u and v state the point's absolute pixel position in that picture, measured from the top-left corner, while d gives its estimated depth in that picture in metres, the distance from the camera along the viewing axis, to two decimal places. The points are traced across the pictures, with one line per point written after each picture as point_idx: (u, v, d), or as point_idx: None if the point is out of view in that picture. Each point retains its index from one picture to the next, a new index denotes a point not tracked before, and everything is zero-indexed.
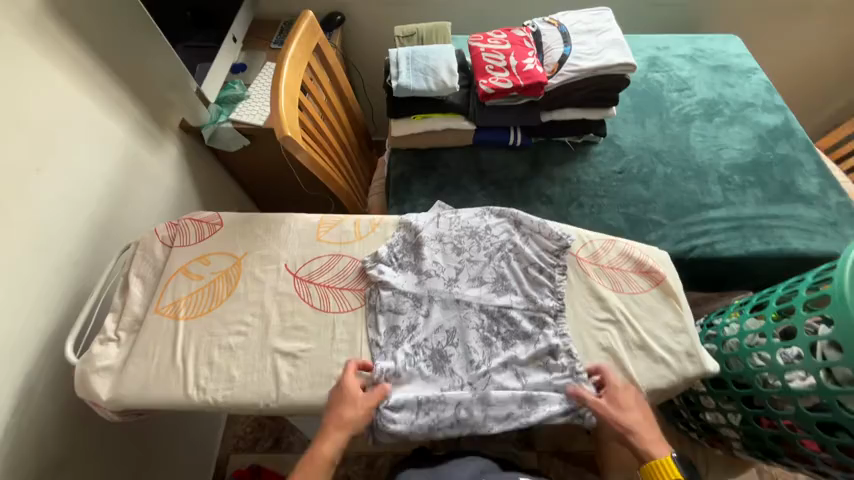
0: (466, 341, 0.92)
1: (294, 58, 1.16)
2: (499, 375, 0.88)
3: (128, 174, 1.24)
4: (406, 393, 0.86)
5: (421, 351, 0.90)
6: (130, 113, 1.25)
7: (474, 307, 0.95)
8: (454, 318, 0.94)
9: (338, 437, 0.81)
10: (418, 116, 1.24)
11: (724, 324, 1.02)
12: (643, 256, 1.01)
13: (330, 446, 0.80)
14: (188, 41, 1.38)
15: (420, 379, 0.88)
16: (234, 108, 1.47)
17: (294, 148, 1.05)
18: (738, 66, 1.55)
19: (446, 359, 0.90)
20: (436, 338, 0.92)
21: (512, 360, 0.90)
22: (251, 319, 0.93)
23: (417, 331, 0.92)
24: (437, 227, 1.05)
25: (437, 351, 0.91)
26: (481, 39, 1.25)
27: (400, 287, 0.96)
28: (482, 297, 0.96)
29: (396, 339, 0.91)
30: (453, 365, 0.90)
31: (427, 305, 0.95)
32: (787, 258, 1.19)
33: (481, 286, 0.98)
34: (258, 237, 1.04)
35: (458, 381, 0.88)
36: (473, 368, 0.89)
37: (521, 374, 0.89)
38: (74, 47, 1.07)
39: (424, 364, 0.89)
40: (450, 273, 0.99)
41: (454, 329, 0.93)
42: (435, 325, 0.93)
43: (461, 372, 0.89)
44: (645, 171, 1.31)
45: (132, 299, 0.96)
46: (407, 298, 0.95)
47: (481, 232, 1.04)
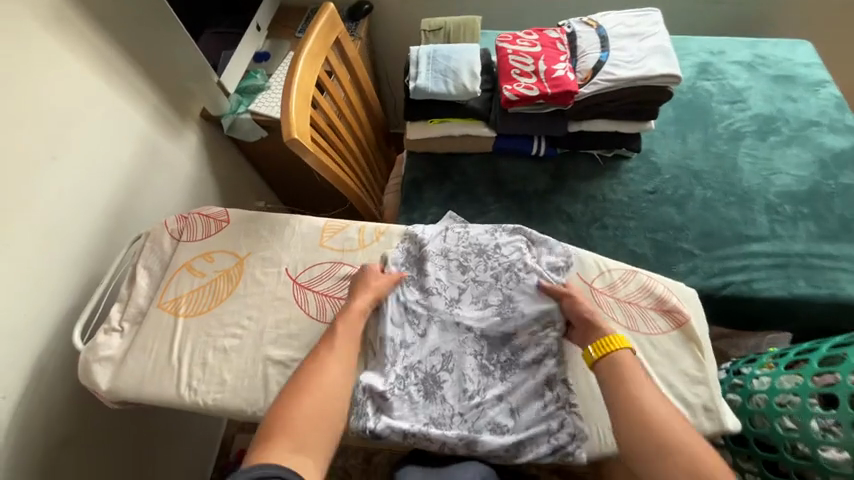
0: (462, 368, 0.88)
1: (310, 54, 1.12)
2: (492, 409, 0.85)
3: (145, 163, 1.26)
4: (394, 418, 0.84)
5: (414, 374, 0.87)
6: (150, 102, 1.26)
7: (474, 332, 0.91)
8: (452, 341, 0.90)
9: (363, 300, 0.89)
10: (435, 120, 1.18)
11: (752, 375, 0.92)
12: (667, 293, 0.91)
13: (358, 307, 0.89)
14: (216, 27, 1.36)
15: (408, 403, 0.85)
16: (254, 99, 1.46)
17: (301, 150, 1.02)
18: (805, 78, 1.37)
19: (439, 385, 0.87)
20: (431, 361, 0.89)
21: (507, 392, 0.86)
22: (246, 323, 0.92)
23: (410, 350, 0.89)
24: (443, 242, 0.99)
25: (430, 375, 0.88)
26: (509, 39, 1.16)
27: (404, 300, 0.93)
28: (484, 321, 0.91)
29: (390, 358, 0.88)
30: (445, 392, 0.87)
31: (424, 324, 0.91)
32: (836, 305, 1.06)
33: (485, 310, 0.92)
34: (262, 237, 1.03)
35: (449, 410, 0.85)
36: (466, 399, 0.86)
37: (515, 409, 0.85)
38: (94, 34, 1.09)
39: (415, 388, 0.86)
40: (453, 292, 0.94)
41: (450, 354, 0.89)
42: (432, 346, 0.90)
43: (453, 400, 0.86)
44: (680, 193, 1.20)
45: (137, 291, 0.98)
46: (406, 315, 0.92)
47: (490, 250, 0.97)
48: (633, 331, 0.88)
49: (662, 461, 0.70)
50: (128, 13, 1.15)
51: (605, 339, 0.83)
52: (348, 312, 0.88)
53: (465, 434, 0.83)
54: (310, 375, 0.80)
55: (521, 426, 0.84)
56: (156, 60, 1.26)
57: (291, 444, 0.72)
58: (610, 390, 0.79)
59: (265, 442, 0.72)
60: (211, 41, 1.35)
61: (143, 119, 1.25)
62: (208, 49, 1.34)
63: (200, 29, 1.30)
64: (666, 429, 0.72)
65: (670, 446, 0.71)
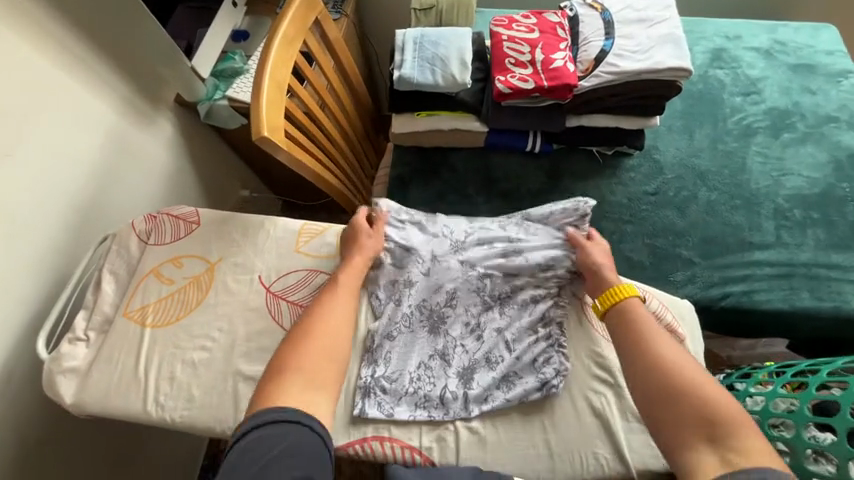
0: (466, 304, 0.88)
1: (286, 37, 1.02)
2: (490, 343, 0.85)
3: (114, 156, 1.18)
4: (397, 356, 0.84)
5: (417, 310, 0.87)
6: (115, 89, 1.16)
7: (479, 271, 0.90)
8: (456, 279, 0.89)
9: (360, 258, 0.87)
10: (423, 113, 1.09)
11: (746, 393, 0.88)
12: (663, 310, 0.85)
13: (358, 264, 0.87)
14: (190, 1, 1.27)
15: (412, 337, 0.85)
16: (232, 84, 1.35)
17: (274, 149, 0.94)
18: (827, 67, 1.26)
19: (444, 320, 0.86)
20: (436, 298, 0.88)
21: (506, 325, 0.86)
22: (217, 335, 0.88)
23: (414, 288, 0.88)
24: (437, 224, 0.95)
25: (435, 311, 0.87)
26: (505, 23, 1.05)
27: (401, 240, 0.91)
28: (488, 262, 0.90)
29: (397, 296, 0.88)
30: (449, 327, 0.86)
31: (427, 263, 0.90)
32: (839, 320, 1.01)
33: (489, 251, 0.91)
34: (234, 241, 0.97)
35: (452, 342, 0.85)
36: (469, 333, 0.86)
37: (512, 344, 0.84)
38: (49, 17, 0.98)
39: (419, 323, 0.86)
40: (459, 236, 0.93)
41: (455, 291, 0.88)
42: (436, 284, 0.89)
43: (455, 333, 0.86)
44: (683, 195, 1.12)
45: (103, 298, 0.93)
46: (411, 255, 0.90)
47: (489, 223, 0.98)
48: None
49: (671, 403, 0.66)
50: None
51: (613, 287, 0.81)
52: (350, 266, 0.86)
53: (465, 367, 0.83)
54: (310, 322, 0.76)
55: (517, 356, 0.83)
56: (123, 47, 1.15)
57: (297, 383, 0.68)
58: (620, 336, 0.76)
59: (263, 377, 0.69)
60: (185, 17, 1.28)
61: (111, 110, 1.16)
62: (180, 25, 1.27)
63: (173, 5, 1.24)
64: (677, 374, 0.68)
65: (684, 391, 0.66)
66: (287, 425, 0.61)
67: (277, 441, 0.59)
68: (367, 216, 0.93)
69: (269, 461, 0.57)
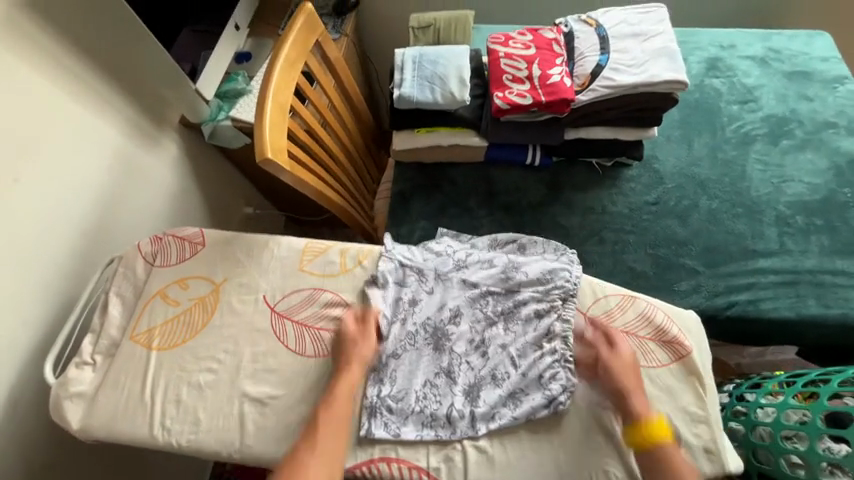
0: (470, 321, 0.88)
1: (287, 60, 1.04)
2: (496, 360, 0.84)
3: (119, 178, 1.19)
4: (403, 375, 0.84)
5: (421, 328, 0.87)
6: (121, 113, 1.19)
7: (481, 289, 0.90)
8: (459, 298, 0.89)
9: (356, 371, 0.82)
10: (423, 129, 1.11)
11: (757, 405, 0.87)
12: (667, 322, 0.86)
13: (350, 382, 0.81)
14: (195, 25, 1.29)
15: (416, 356, 0.85)
16: (235, 104, 1.38)
17: (276, 170, 0.96)
18: (822, 74, 1.27)
19: (448, 337, 0.86)
20: (440, 316, 0.88)
21: (509, 341, 0.85)
22: (222, 357, 0.88)
23: (418, 306, 0.89)
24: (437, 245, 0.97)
25: (439, 329, 0.87)
26: (501, 41, 1.07)
27: (407, 261, 0.93)
28: (490, 280, 0.90)
29: (403, 315, 0.89)
30: (453, 344, 0.86)
31: (432, 282, 0.91)
32: (847, 327, 1.00)
33: (490, 270, 0.91)
34: (239, 261, 0.98)
35: (457, 359, 0.85)
36: (473, 350, 0.86)
37: (517, 360, 0.84)
38: (57, 47, 1.01)
39: (423, 341, 0.86)
40: (460, 255, 0.94)
41: (458, 309, 0.89)
42: (439, 302, 0.90)
43: (460, 350, 0.85)
44: (684, 204, 1.12)
45: (110, 321, 0.93)
46: (414, 273, 0.92)
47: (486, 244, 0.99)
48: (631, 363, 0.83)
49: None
50: (85, 14, 1.04)
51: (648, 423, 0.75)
52: (343, 388, 0.80)
53: (470, 383, 0.83)
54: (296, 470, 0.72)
55: (522, 372, 0.83)
56: (126, 70, 1.17)
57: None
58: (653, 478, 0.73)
59: None
60: (190, 40, 1.29)
61: (116, 133, 1.18)
62: (184, 47, 1.28)
63: (178, 27, 1.25)
64: None
65: None
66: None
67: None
68: (356, 318, 0.87)
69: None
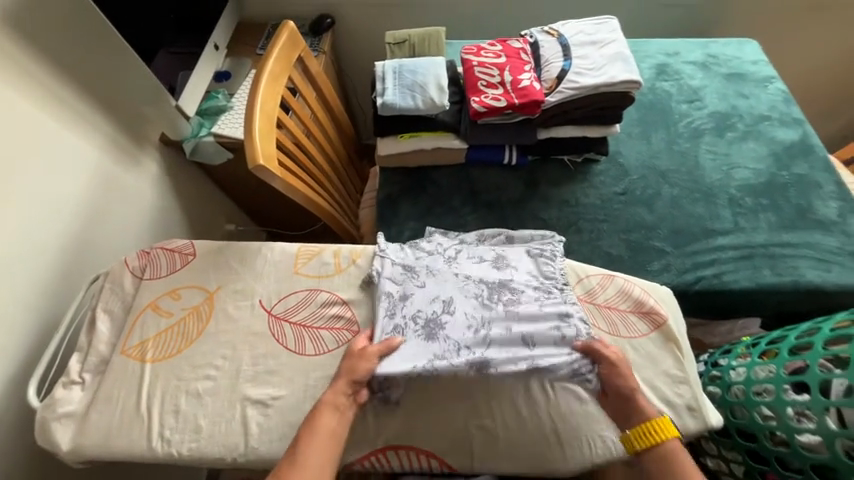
0: (464, 308, 0.88)
1: (272, 73, 1.08)
2: (500, 339, 0.84)
3: (100, 196, 1.18)
4: (397, 366, 0.81)
5: (412, 321, 0.87)
6: (101, 132, 1.18)
7: (474, 279, 0.92)
8: (452, 289, 0.90)
9: (342, 383, 0.79)
10: (406, 135, 1.17)
11: (730, 367, 0.95)
12: (644, 295, 0.93)
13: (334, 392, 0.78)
14: (172, 46, 1.30)
15: (409, 346, 0.84)
16: (217, 120, 1.39)
17: (268, 176, 0.98)
18: (754, 75, 1.44)
19: (441, 326, 0.86)
20: (433, 307, 0.89)
21: (511, 325, 0.85)
22: (221, 363, 0.87)
23: (410, 300, 0.90)
24: (428, 245, 1.00)
25: (432, 319, 0.87)
26: (474, 51, 1.16)
27: (399, 260, 0.95)
28: (483, 272, 0.93)
29: (391, 309, 0.89)
30: (447, 332, 0.86)
31: (423, 277, 0.92)
32: (799, 292, 1.11)
33: (481, 263, 0.95)
34: (232, 269, 0.98)
35: (453, 345, 0.84)
36: (472, 334, 0.85)
37: (530, 339, 0.84)
38: (37, 66, 1.01)
39: (415, 334, 0.86)
40: (451, 251, 0.97)
41: (452, 299, 0.89)
42: (432, 295, 0.90)
43: (456, 337, 0.85)
44: (649, 193, 1.23)
45: (98, 338, 0.91)
46: (407, 272, 0.94)
47: (474, 242, 1.01)
48: (616, 336, 0.89)
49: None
50: (64, 30, 1.05)
51: (649, 425, 0.74)
52: (328, 398, 0.77)
53: (476, 360, 0.82)
54: None
55: (536, 352, 0.83)
56: (105, 87, 1.17)
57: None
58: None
59: None
60: (168, 62, 1.30)
61: (95, 151, 1.17)
62: (164, 68, 1.30)
63: (156, 49, 1.26)
64: None
65: None
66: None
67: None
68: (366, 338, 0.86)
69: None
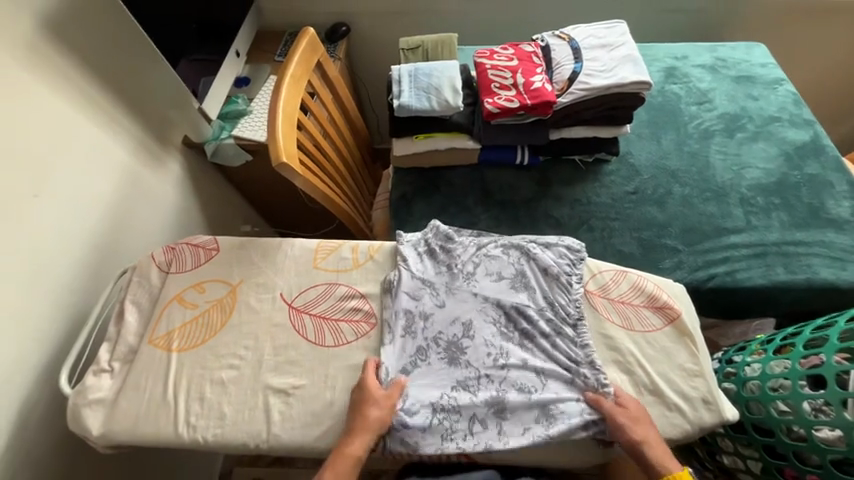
0: (484, 334, 0.90)
1: (293, 77, 1.13)
2: (517, 372, 0.85)
3: (127, 194, 1.23)
4: (426, 397, 0.84)
5: (434, 342, 0.89)
6: (130, 133, 1.24)
7: (491, 301, 0.93)
8: (471, 310, 0.92)
9: (367, 437, 0.78)
10: (421, 135, 1.20)
11: (744, 363, 0.95)
12: (657, 290, 0.94)
13: (354, 446, 0.77)
14: (192, 54, 1.35)
15: (430, 369, 0.87)
16: (237, 124, 1.45)
17: (290, 174, 1.02)
18: (763, 77, 1.46)
19: (463, 350, 0.88)
20: (453, 330, 0.90)
21: (530, 358, 0.87)
22: (244, 353, 0.90)
23: (431, 320, 0.91)
24: (446, 255, 0.99)
25: (453, 343, 0.89)
26: (487, 54, 1.20)
27: (419, 273, 0.96)
28: (500, 292, 0.94)
29: (411, 328, 0.91)
30: (468, 357, 0.88)
31: (442, 295, 0.94)
32: (813, 290, 1.11)
33: (499, 281, 0.95)
34: (254, 263, 1.02)
35: (474, 373, 0.86)
36: (492, 362, 0.87)
37: (541, 374, 0.85)
38: (73, 69, 1.06)
39: (438, 355, 0.88)
40: (469, 267, 0.97)
41: (471, 322, 0.91)
42: (452, 315, 0.92)
43: (477, 364, 0.87)
44: (660, 192, 1.25)
45: (126, 328, 0.95)
46: (425, 287, 0.95)
47: (495, 254, 0.99)
48: (630, 330, 0.91)
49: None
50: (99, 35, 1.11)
51: None
52: (345, 451, 0.77)
53: (492, 394, 0.83)
54: None
55: (548, 390, 0.84)
56: (133, 85, 1.22)
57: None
58: None
59: None
60: (189, 68, 1.35)
61: (123, 152, 1.22)
62: (185, 75, 1.34)
63: (178, 58, 1.31)
64: None
65: None
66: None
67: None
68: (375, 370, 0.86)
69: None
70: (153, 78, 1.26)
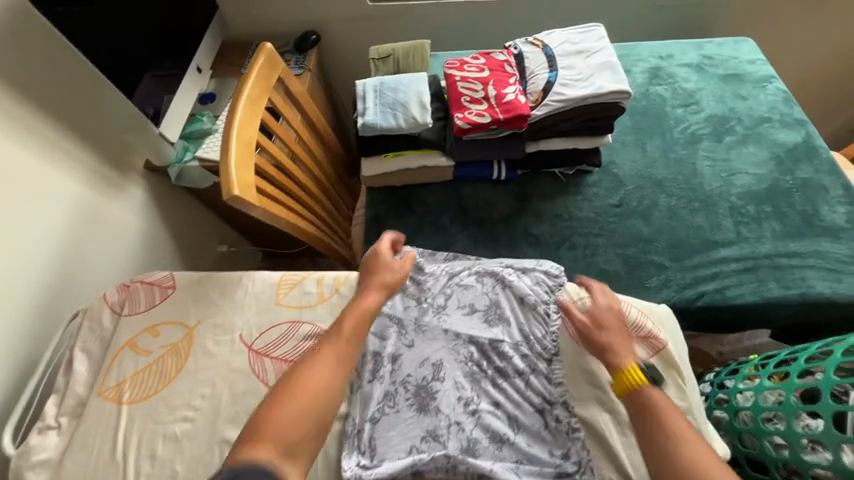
0: (455, 375, 0.84)
1: (250, 98, 1.05)
2: (490, 416, 0.80)
3: (82, 227, 1.16)
4: (390, 452, 0.78)
5: (403, 386, 0.84)
6: (82, 162, 1.16)
7: (463, 338, 0.87)
8: (441, 350, 0.87)
9: (380, 295, 0.87)
10: (390, 154, 1.14)
11: (737, 390, 0.89)
12: (641, 317, 0.88)
13: (371, 301, 0.85)
14: (156, 70, 1.26)
15: (400, 418, 0.81)
16: (202, 144, 1.35)
17: (245, 206, 0.95)
18: (752, 75, 1.39)
19: (432, 396, 0.82)
20: (422, 372, 0.85)
21: (503, 400, 0.82)
22: (199, 403, 0.84)
23: (399, 363, 0.86)
24: (416, 288, 0.94)
25: (422, 387, 0.83)
26: (457, 65, 1.12)
27: (387, 310, 0.91)
28: (472, 328, 0.88)
29: (378, 373, 0.85)
30: (438, 403, 0.82)
31: (411, 334, 0.88)
32: (809, 306, 1.05)
33: (471, 315, 0.90)
34: (212, 302, 0.95)
35: (445, 420, 0.80)
36: (462, 407, 0.81)
37: (515, 420, 0.80)
38: (10, 99, 0.99)
39: (406, 402, 0.82)
40: (440, 300, 0.92)
41: (441, 363, 0.85)
42: (421, 356, 0.86)
43: (447, 410, 0.81)
44: (646, 204, 1.18)
45: (75, 379, 0.89)
46: (394, 325, 0.89)
47: (468, 284, 0.93)
48: None
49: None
50: (35, 62, 1.03)
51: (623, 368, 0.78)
52: (361, 302, 0.85)
53: (463, 445, 0.78)
54: None
55: (521, 440, 0.78)
56: (74, 105, 1.12)
57: (274, 447, 0.65)
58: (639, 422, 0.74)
59: None
60: (152, 85, 1.27)
61: (74, 183, 1.14)
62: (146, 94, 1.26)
63: (139, 73, 1.23)
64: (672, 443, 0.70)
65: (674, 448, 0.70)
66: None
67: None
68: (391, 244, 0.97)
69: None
70: (95, 97, 1.16)
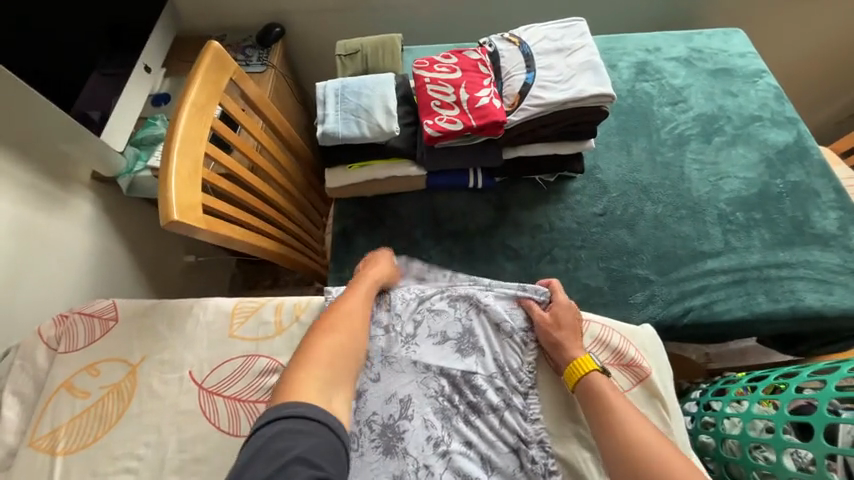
0: (424, 412, 0.77)
1: (196, 105, 0.93)
2: (461, 457, 0.74)
3: (18, 253, 1.04)
4: None
5: (368, 427, 0.76)
6: (14, 178, 1.02)
7: (433, 370, 0.80)
8: (410, 384, 0.79)
9: (382, 270, 0.89)
10: (355, 165, 1.06)
11: (724, 416, 0.84)
12: (624, 344, 0.82)
13: (376, 274, 0.87)
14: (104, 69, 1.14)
15: (364, 462, 0.74)
16: (154, 151, 1.23)
17: (190, 230, 0.88)
18: (742, 69, 1.31)
19: (399, 437, 0.76)
20: (388, 411, 0.78)
21: (475, 440, 0.76)
22: (143, 452, 0.78)
23: (363, 400, 0.78)
24: (382, 314, 0.86)
25: (388, 427, 0.77)
26: (426, 65, 1.02)
27: None
28: (443, 358, 0.81)
29: None
30: (406, 444, 0.75)
31: (377, 367, 0.81)
32: (799, 319, 1.01)
33: (442, 344, 0.83)
34: (159, 335, 0.86)
35: (412, 464, 0.74)
36: (432, 448, 0.75)
37: (488, 461, 0.75)
38: None
39: (372, 444, 0.75)
40: (409, 328, 0.84)
41: (409, 398, 0.78)
42: (388, 392, 0.79)
43: (415, 452, 0.75)
44: (630, 212, 1.11)
45: (4, 427, 0.80)
46: None
47: (439, 310, 0.86)
48: None
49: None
50: None
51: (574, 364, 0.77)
52: (367, 276, 0.86)
53: None
54: None
55: None
56: None
57: (318, 383, 0.69)
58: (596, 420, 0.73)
59: None
60: (99, 84, 1.14)
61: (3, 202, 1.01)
62: (93, 94, 1.13)
63: (86, 71, 1.10)
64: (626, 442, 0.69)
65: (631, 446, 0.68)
66: (315, 425, 0.62)
67: (296, 442, 0.60)
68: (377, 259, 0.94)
69: (285, 463, 0.58)
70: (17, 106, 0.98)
